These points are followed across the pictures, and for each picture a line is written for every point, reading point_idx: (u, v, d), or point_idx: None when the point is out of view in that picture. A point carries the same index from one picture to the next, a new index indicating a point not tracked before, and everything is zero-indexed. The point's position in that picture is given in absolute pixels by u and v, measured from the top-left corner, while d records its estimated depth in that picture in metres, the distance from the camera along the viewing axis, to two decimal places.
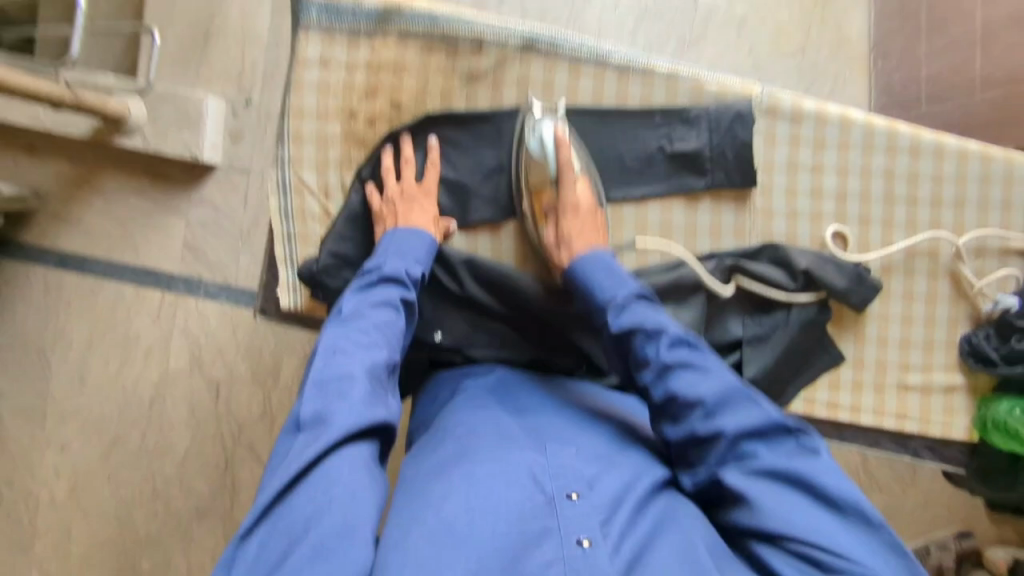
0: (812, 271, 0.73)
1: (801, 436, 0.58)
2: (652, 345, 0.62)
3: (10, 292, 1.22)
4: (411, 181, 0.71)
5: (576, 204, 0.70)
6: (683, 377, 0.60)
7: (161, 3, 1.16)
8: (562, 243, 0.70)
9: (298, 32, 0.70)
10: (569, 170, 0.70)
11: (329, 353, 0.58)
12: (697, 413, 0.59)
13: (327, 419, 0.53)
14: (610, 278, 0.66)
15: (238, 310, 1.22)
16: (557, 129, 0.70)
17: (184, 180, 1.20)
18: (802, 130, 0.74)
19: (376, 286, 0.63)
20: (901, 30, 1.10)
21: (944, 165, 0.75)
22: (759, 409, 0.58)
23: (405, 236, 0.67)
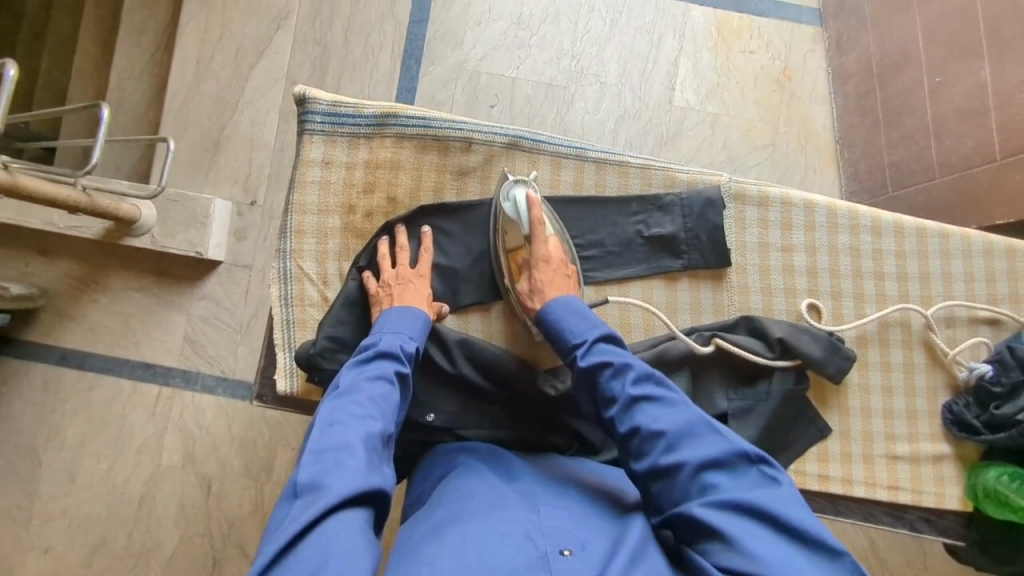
0: (787, 340, 0.75)
1: (761, 464, 0.61)
2: (618, 382, 0.66)
3: (8, 390, 1.23)
4: (406, 266, 0.75)
5: (547, 257, 0.74)
6: (646, 412, 0.64)
7: (176, 115, 1.25)
8: (534, 293, 0.74)
9: (303, 136, 0.77)
10: (542, 228, 0.75)
11: (326, 426, 0.60)
12: (659, 446, 0.62)
13: (324, 486, 0.54)
14: (579, 320, 0.71)
15: (234, 402, 1.23)
16: (529, 193, 0.76)
17: (188, 277, 1.24)
18: (770, 214, 0.79)
19: (372, 361, 0.66)
20: (861, 125, 1.19)
21: (908, 242, 0.79)
22: (719, 439, 0.62)
23: (401, 314, 0.70)
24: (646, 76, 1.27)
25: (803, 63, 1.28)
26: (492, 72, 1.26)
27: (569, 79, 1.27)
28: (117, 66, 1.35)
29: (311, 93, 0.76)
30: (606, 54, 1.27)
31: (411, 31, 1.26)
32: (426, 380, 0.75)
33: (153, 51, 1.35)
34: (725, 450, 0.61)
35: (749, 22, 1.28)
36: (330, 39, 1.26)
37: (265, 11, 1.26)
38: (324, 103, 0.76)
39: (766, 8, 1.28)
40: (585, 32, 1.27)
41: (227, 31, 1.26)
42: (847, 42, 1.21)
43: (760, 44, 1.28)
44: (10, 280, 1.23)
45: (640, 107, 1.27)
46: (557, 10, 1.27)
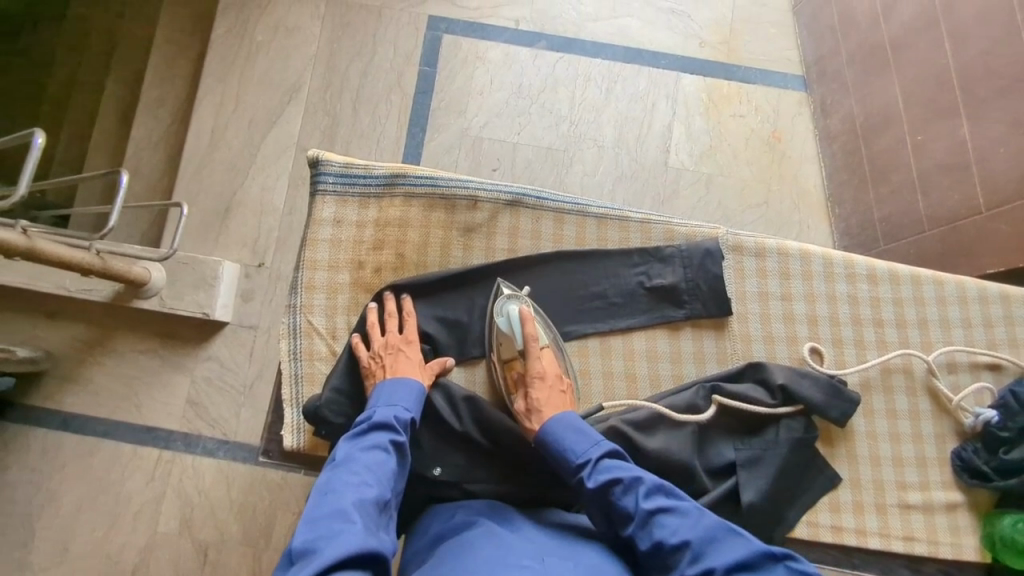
0: (789, 386, 0.75)
1: (788, 559, 0.60)
2: (630, 498, 0.64)
3: (6, 457, 1.21)
4: (395, 334, 0.76)
5: (542, 372, 0.75)
6: (664, 524, 0.62)
7: (189, 182, 1.29)
8: (531, 411, 0.73)
9: (315, 196, 0.80)
10: (536, 342, 0.76)
11: (323, 496, 0.60)
12: (685, 558, 0.60)
13: (318, 549, 0.53)
14: (581, 438, 0.70)
15: (235, 465, 1.21)
16: (522, 308, 0.77)
17: (194, 338, 1.25)
18: (768, 264, 0.81)
19: (366, 433, 0.67)
20: (849, 182, 1.23)
21: (905, 289, 0.81)
22: (741, 542, 0.61)
23: (394, 385, 0.71)
24: (642, 140, 1.33)
25: (791, 125, 1.34)
26: (493, 138, 1.32)
27: (567, 143, 1.32)
28: (135, 138, 1.41)
29: (324, 155, 0.79)
30: (602, 119, 1.33)
31: (416, 101, 1.33)
32: (432, 436, 0.75)
33: (168, 122, 1.42)
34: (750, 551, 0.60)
35: (738, 88, 1.35)
36: (339, 110, 1.32)
37: (278, 84, 1.33)
38: (336, 165, 0.80)
39: (753, 76, 1.35)
40: (581, 100, 1.34)
41: (241, 103, 1.32)
42: (831, 106, 1.28)
43: (749, 108, 1.34)
44: (16, 343, 1.24)
45: (636, 169, 1.32)
46: (554, 80, 1.34)
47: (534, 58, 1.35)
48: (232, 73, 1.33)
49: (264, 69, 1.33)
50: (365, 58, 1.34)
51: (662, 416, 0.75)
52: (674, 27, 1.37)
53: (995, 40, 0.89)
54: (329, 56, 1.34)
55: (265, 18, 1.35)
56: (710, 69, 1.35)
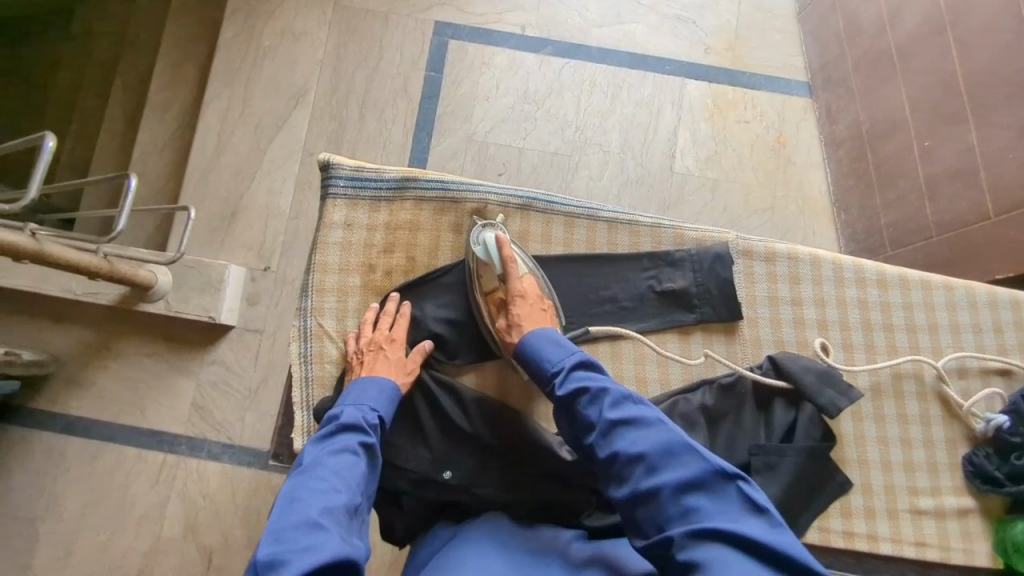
0: (776, 358, 0.75)
1: (742, 481, 0.59)
2: (594, 409, 0.65)
3: (11, 460, 1.21)
4: (383, 331, 0.74)
5: (523, 292, 0.75)
6: (624, 436, 0.63)
7: (195, 186, 1.30)
8: (512, 327, 0.73)
9: (325, 200, 0.79)
10: (514, 268, 0.75)
11: (290, 504, 0.59)
12: (638, 469, 0.61)
13: (284, 561, 0.52)
14: (556, 349, 0.70)
15: (239, 469, 1.21)
16: (499, 234, 0.76)
17: (199, 342, 1.25)
18: (778, 268, 0.79)
19: (335, 436, 0.66)
20: (854, 188, 1.24)
21: (915, 294, 0.78)
22: (699, 459, 0.60)
23: (364, 385, 0.70)
24: (647, 145, 1.33)
25: (796, 131, 1.34)
26: (499, 143, 1.33)
27: (573, 149, 1.32)
28: (142, 142, 1.42)
29: (335, 158, 0.78)
30: (607, 125, 1.33)
31: (422, 106, 1.34)
32: (442, 436, 0.74)
33: (174, 126, 1.42)
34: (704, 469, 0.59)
35: (743, 94, 1.35)
36: (345, 114, 1.33)
37: (284, 88, 1.33)
38: (347, 168, 0.79)
39: (758, 82, 1.36)
40: (587, 106, 1.34)
41: (248, 108, 1.32)
42: (837, 112, 1.28)
43: (754, 114, 1.34)
44: (22, 346, 1.24)
45: (642, 173, 1.32)
46: (560, 85, 1.35)
47: (540, 63, 1.36)
48: (239, 78, 1.33)
49: (271, 73, 1.34)
50: (371, 63, 1.35)
51: (673, 418, 0.73)
52: (679, 34, 1.37)
53: (1004, 47, 0.89)
54: (335, 60, 1.34)
55: (272, 23, 1.35)
56: (716, 75, 1.36)
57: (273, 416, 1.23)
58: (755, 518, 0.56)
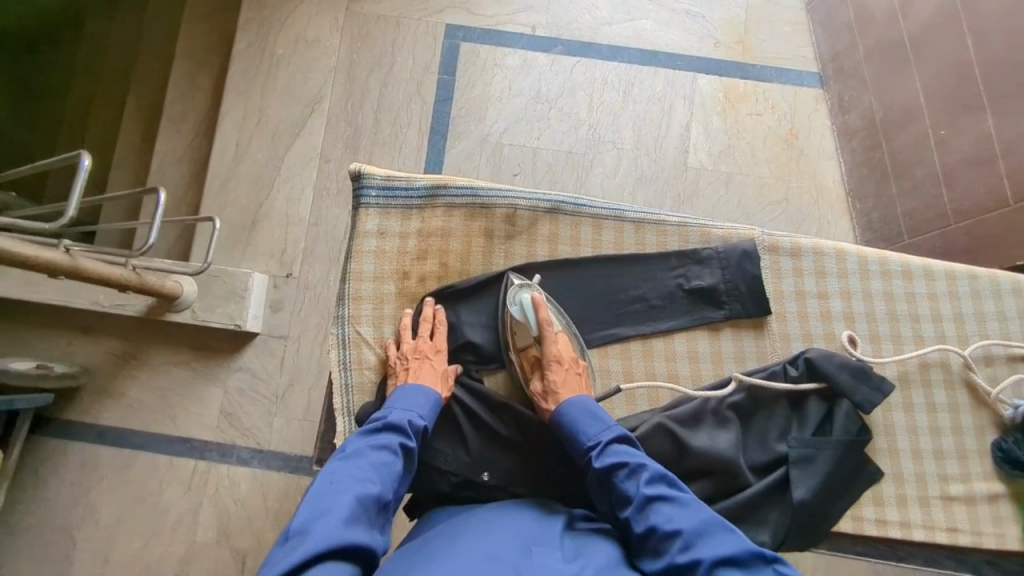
0: (812, 358, 0.75)
1: (778, 564, 0.60)
2: (631, 483, 0.65)
3: (47, 471, 1.24)
4: (425, 339, 0.75)
5: (559, 356, 0.75)
6: (660, 512, 0.63)
7: (216, 196, 1.31)
8: (547, 392, 0.74)
9: (358, 210, 0.80)
10: (550, 327, 0.76)
11: (326, 485, 0.62)
12: (675, 546, 0.61)
13: (309, 533, 0.56)
14: (594, 421, 0.71)
15: (269, 474, 1.23)
16: (534, 293, 0.77)
17: (225, 350, 1.27)
18: (803, 264, 0.80)
19: (379, 432, 0.68)
20: (869, 177, 1.25)
21: (939, 285, 0.79)
22: (734, 539, 0.61)
23: (411, 391, 0.71)
24: (660, 141, 1.34)
25: (808, 122, 1.35)
26: (513, 143, 1.34)
27: (587, 147, 1.33)
28: (160, 154, 1.43)
29: (366, 169, 0.80)
30: (620, 122, 1.34)
31: (437, 109, 1.35)
32: (480, 438, 0.75)
33: (191, 136, 1.44)
34: (740, 549, 0.60)
35: (754, 87, 1.36)
36: (361, 120, 1.34)
37: (299, 96, 1.35)
38: (379, 178, 0.80)
39: (769, 74, 1.36)
40: (599, 103, 1.35)
41: (264, 117, 1.34)
42: (849, 102, 1.28)
43: (766, 106, 1.35)
44: (52, 359, 1.26)
45: (656, 169, 1.33)
46: (572, 84, 1.36)
47: (551, 63, 1.36)
48: (254, 87, 1.35)
49: (286, 81, 1.35)
50: (384, 68, 1.36)
51: (706, 414, 0.74)
52: (688, 28, 1.38)
53: (1018, 34, 0.90)
54: (349, 67, 1.36)
55: (285, 32, 1.36)
56: (726, 69, 1.37)
57: (300, 420, 1.25)
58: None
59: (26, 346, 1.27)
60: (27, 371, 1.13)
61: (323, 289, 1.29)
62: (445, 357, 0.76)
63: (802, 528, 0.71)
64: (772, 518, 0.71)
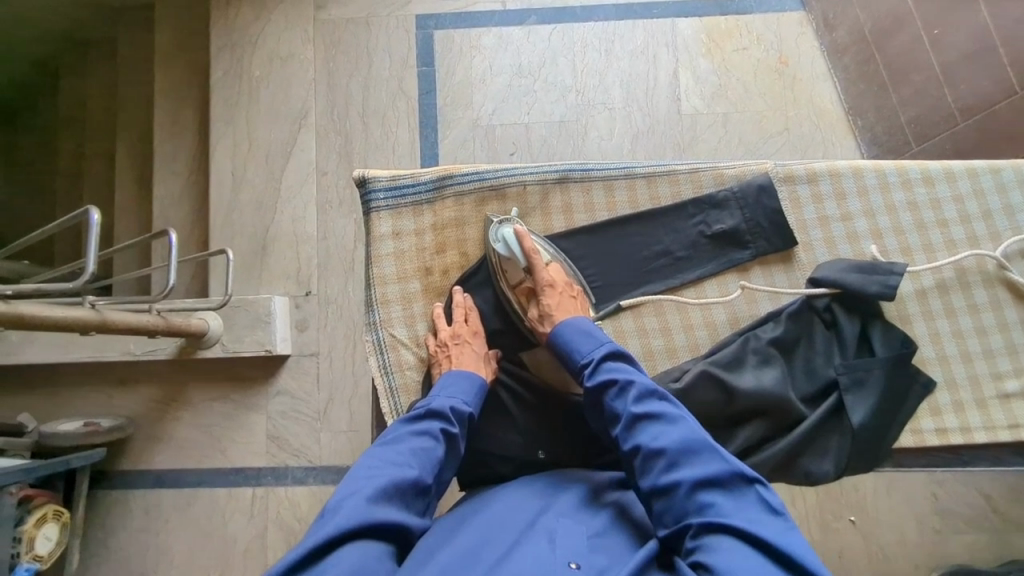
0: (818, 279, 0.75)
1: (759, 486, 0.59)
2: (621, 401, 0.66)
3: (115, 522, 1.27)
4: (461, 324, 0.76)
5: (552, 280, 0.75)
6: (648, 430, 0.63)
7: (223, 227, 1.32)
8: (543, 316, 0.74)
9: (369, 215, 0.80)
10: (538, 257, 0.76)
11: (365, 466, 0.64)
12: (659, 464, 0.61)
13: (343, 510, 0.59)
14: (587, 340, 0.71)
15: (326, 488, 1.24)
16: (517, 227, 0.77)
17: (260, 377, 1.28)
18: (821, 188, 0.79)
19: (420, 417, 0.69)
20: (867, 92, 1.22)
21: (962, 185, 0.78)
22: (716, 458, 0.60)
23: (455, 377, 0.72)
24: (650, 93, 1.32)
25: (796, 48, 1.30)
26: (504, 123, 1.33)
27: (578, 114, 1.32)
28: (158, 197, 1.44)
29: (370, 172, 0.80)
30: (607, 81, 1.33)
31: (422, 102, 1.34)
32: (530, 416, 0.76)
33: (187, 174, 1.44)
34: (723, 470, 0.60)
35: (736, 22, 1.33)
36: (350, 127, 1.34)
37: (284, 114, 1.34)
38: (384, 180, 0.80)
39: (749, 5, 1.33)
40: (582, 67, 1.33)
41: (254, 141, 1.34)
42: (834, 19, 1.26)
43: (751, 40, 1.32)
44: (98, 415, 1.29)
45: (652, 122, 1.31)
46: (553, 53, 1.34)
47: (527, 35, 1.35)
48: (238, 114, 1.34)
49: (268, 102, 1.34)
50: (363, 71, 1.35)
51: (747, 357, 0.73)
52: None
53: None
54: (327, 76, 1.35)
55: (257, 52, 1.36)
56: (704, 8, 1.34)
57: (345, 432, 1.26)
58: (771, 523, 0.56)
59: (71, 407, 1.30)
60: (76, 431, 1.15)
61: (344, 301, 1.30)
62: (483, 338, 0.77)
63: (865, 451, 0.71)
64: (833, 447, 0.71)
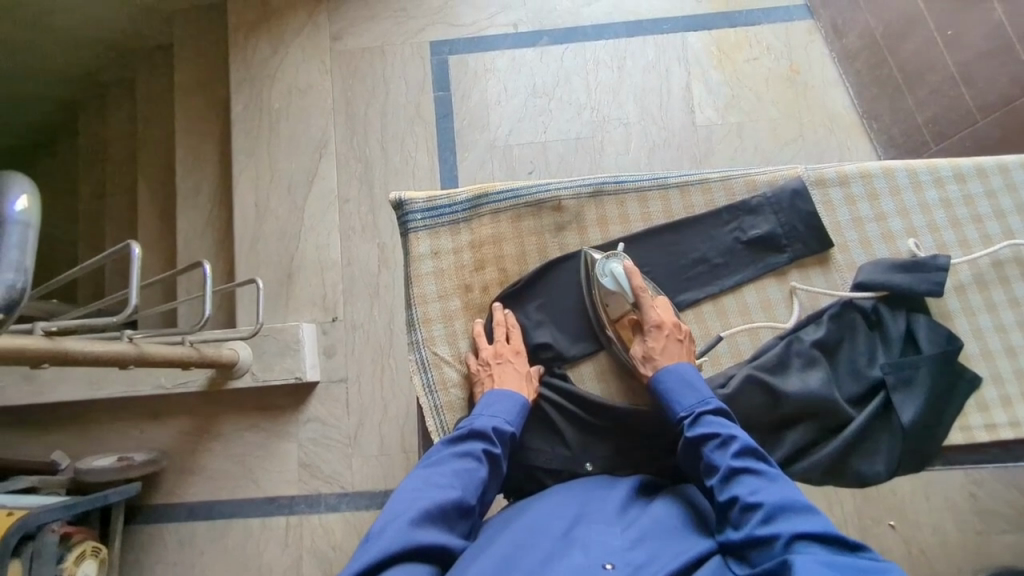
0: (864, 281, 0.75)
1: (862, 550, 0.56)
2: (720, 453, 0.64)
3: (150, 556, 1.27)
4: (503, 342, 0.76)
5: (659, 321, 0.74)
6: (745, 483, 0.62)
7: (249, 257, 1.34)
8: (646, 357, 0.73)
9: (408, 236, 0.81)
10: (647, 294, 0.76)
11: (409, 489, 0.65)
12: (756, 516, 0.59)
13: (388, 533, 0.59)
14: (690, 392, 0.70)
15: (359, 514, 1.24)
16: (625, 264, 0.77)
17: (290, 405, 1.29)
18: (854, 190, 0.80)
19: (463, 439, 0.69)
20: (881, 96, 1.24)
21: (994, 181, 0.78)
22: (818, 519, 0.58)
23: (498, 396, 0.72)
24: (664, 107, 1.34)
25: (806, 55, 1.32)
26: (521, 142, 1.34)
27: (593, 130, 1.34)
28: (182, 231, 1.46)
29: (407, 195, 0.81)
30: (620, 98, 1.34)
31: (439, 126, 1.36)
32: (576, 431, 0.75)
33: (210, 206, 1.47)
34: (824, 528, 0.57)
35: (744, 33, 1.35)
36: (369, 154, 1.36)
37: (305, 144, 1.36)
38: (420, 201, 0.81)
39: (757, 17, 1.35)
40: (595, 84, 1.35)
41: (277, 172, 1.36)
42: (843, 26, 1.28)
43: (760, 49, 1.34)
44: (130, 449, 1.29)
45: (666, 135, 1.33)
46: (565, 72, 1.36)
47: (540, 56, 1.37)
48: (260, 146, 1.37)
49: (289, 133, 1.37)
50: (381, 99, 1.37)
51: (792, 359, 0.73)
52: None
53: None
54: (346, 105, 1.37)
55: (277, 85, 1.39)
56: (712, 22, 1.36)
57: (376, 456, 1.26)
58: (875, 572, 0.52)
59: (103, 442, 1.31)
60: (111, 466, 1.16)
61: (371, 325, 1.30)
62: (525, 356, 0.77)
63: (915, 449, 0.71)
64: (883, 446, 0.70)
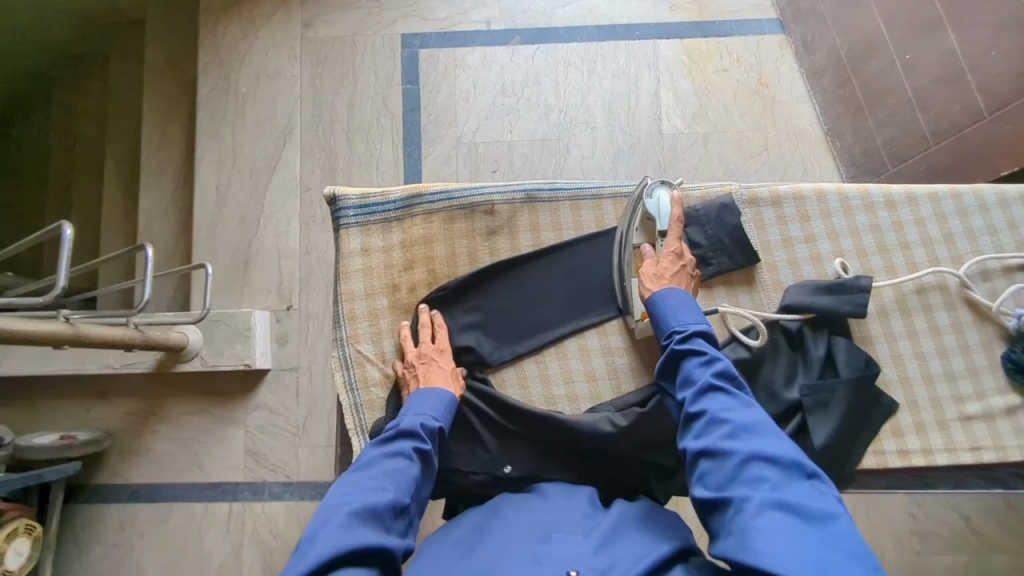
0: (792, 302, 0.76)
1: (814, 478, 0.58)
2: (701, 369, 0.65)
3: (90, 536, 1.26)
4: (428, 344, 0.76)
5: (680, 254, 0.76)
6: (718, 401, 0.63)
7: (206, 240, 1.33)
8: (658, 274, 0.74)
9: (339, 231, 0.81)
10: (678, 229, 0.77)
11: (337, 495, 0.62)
12: (721, 431, 0.61)
13: (315, 542, 0.56)
14: (687, 312, 0.70)
15: (304, 504, 1.24)
16: (674, 197, 0.78)
17: (239, 392, 1.28)
18: (785, 211, 0.81)
19: (391, 440, 0.68)
20: (844, 115, 1.25)
21: (923, 208, 0.79)
22: (782, 445, 0.60)
23: (423, 395, 0.72)
24: (632, 113, 1.33)
25: (776, 69, 1.33)
26: (487, 140, 1.34)
27: (560, 132, 1.33)
28: (143, 210, 1.45)
29: (340, 190, 0.81)
30: (589, 102, 1.34)
31: (406, 120, 1.35)
32: (497, 436, 0.76)
33: (173, 187, 1.45)
34: (785, 455, 0.59)
35: (716, 44, 1.35)
36: (334, 143, 1.35)
37: (269, 130, 1.35)
38: (354, 198, 0.81)
39: (729, 28, 1.35)
40: (565, 87, 1.35)
41: (239, 156, 1.35)
42: (812, 42, 1.29)
43: (731, 61, 1.34)
44: (76, 428, 1.29)
45: (632, 142, 1.33)
46: (535, 73, 1.36)
47: (511, 54, 1.36)
48: (224, 128, 1.35)
49: (254, 117, 1.36)
50: (349, 88, 1.37)
51: None
52: None
53: None
54: (314, 93, 1.36)
55: (244, 69, 1.37)
56: (686, 30, 1.36)
57: (324, 447, 1.26)
58: (821, 505, 0.55)
59: (49, 420, 1.30)
60: (51, 444, 1.15)
61: (325, 316, 1.30)
62: (450, 356, 0.77)
63: (825, 472, 0.72)
64: None
